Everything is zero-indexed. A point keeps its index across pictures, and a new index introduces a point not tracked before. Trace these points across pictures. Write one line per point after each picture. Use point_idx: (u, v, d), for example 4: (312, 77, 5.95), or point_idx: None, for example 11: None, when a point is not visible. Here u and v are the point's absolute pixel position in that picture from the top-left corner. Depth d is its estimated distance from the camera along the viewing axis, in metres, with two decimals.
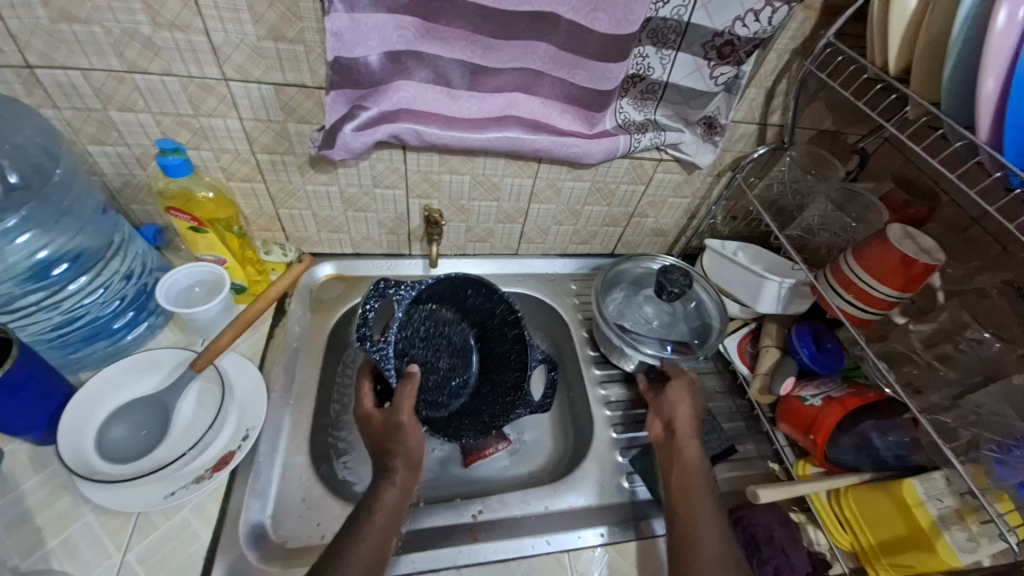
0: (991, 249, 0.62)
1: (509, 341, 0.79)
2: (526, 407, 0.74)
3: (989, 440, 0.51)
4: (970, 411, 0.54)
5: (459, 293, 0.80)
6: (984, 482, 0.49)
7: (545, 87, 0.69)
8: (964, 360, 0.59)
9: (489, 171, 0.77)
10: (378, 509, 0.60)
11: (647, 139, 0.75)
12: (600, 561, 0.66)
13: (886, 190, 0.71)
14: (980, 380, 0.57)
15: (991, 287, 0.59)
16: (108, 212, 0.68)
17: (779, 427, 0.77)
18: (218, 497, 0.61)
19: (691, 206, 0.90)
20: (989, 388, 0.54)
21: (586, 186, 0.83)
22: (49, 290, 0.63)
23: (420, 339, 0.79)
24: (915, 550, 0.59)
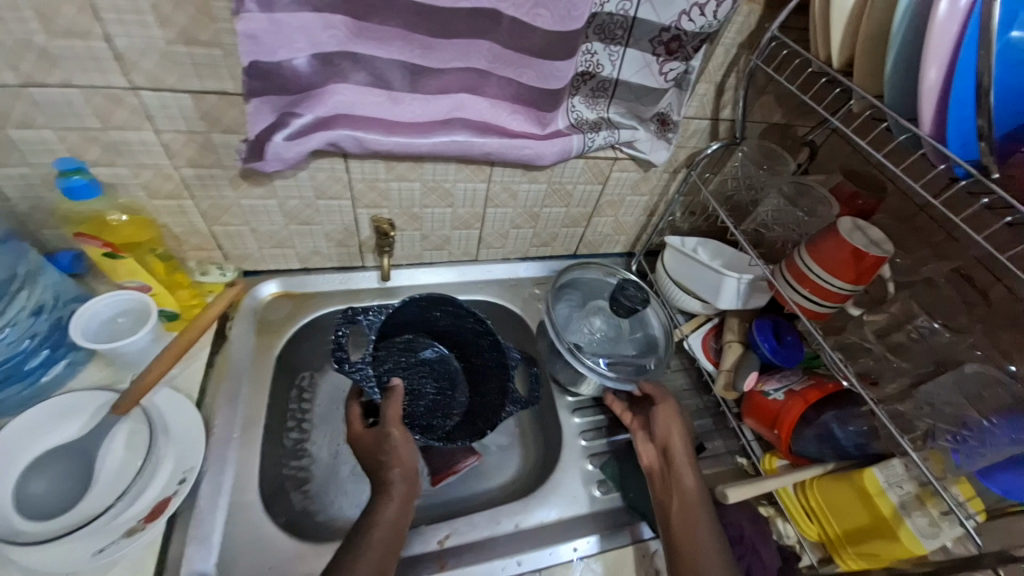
0: (936, 236, 0.64)
1: (485, 348, 0.77)
2: (515, 404, 0.72)
3: (944, 430, 0.52)
4: (924, 401, 0.55)
5: (426, 315, 0.78)
6: (943, 469, 0.51)
7: (492, 87, 0.66)
8: (916, 348, 0.60)
9: (440, 176, 0.73)
10: (377, 524, 0.57)
11: (600, 138, 0.73)
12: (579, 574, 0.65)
13: (835, 181, 0.71)
14: (934, 369, 0.57)
15: (940, 276, 0.62)
16: (9, 241, 0.61)
17: (745, 422, 0.77)
18: (155, 549, 0.56)
19: (649, 203, 0.89)
20: (943, 378, 0.55)
21: (542, 187, 0.81)
22: None
23: (402, 368, 0.78)
24: (880, 539, 0.60)
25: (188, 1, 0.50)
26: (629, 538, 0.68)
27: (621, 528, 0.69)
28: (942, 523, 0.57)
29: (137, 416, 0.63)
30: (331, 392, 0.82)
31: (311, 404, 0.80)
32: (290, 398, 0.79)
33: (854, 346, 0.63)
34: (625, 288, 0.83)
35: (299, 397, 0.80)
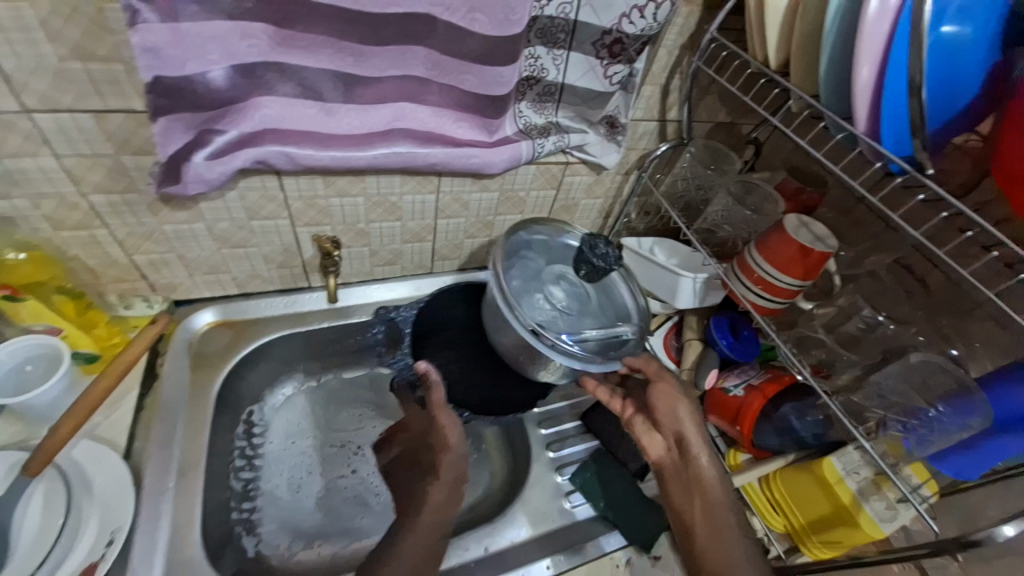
0: (875, 227, 0.66)
1: None
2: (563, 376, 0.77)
3: (893, 418, 0.53)
4: (874, 392, 0.56)
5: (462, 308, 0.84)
6: (900, 455, 0.52)
7: (433, 95, 0.63)
8: (862, 339, 0.62)
9: (385, 190, 0.70)
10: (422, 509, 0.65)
11: (550, 143, 0.71)
12: None
13: (780, 179, 0.73)
14: (880, 360, 0.59)
15: (881, 267, 0.64)
16: None
17: (709, 419, 0.77)
18: None
19: (604, 206, 0.89)
20: (890, 368, 0.57)
21: (494, 196, 0.79)
22: None
23: None
24: (842, 527, 0.61)
25: (79, 12, 0.45)
26: (603, 550, 0.67)
27: (595, 540, 0.67)
28: (898, 506, 0.58)
29: (51, 474, 0.57)
30: (287, 424, 0.84)
31: (267, 440, 0.81)
32: (241, 436, 0.78)
33: (805, 341, 0.64)
34: (595, 245, 0.70)
35: (254, 433, 0.80)
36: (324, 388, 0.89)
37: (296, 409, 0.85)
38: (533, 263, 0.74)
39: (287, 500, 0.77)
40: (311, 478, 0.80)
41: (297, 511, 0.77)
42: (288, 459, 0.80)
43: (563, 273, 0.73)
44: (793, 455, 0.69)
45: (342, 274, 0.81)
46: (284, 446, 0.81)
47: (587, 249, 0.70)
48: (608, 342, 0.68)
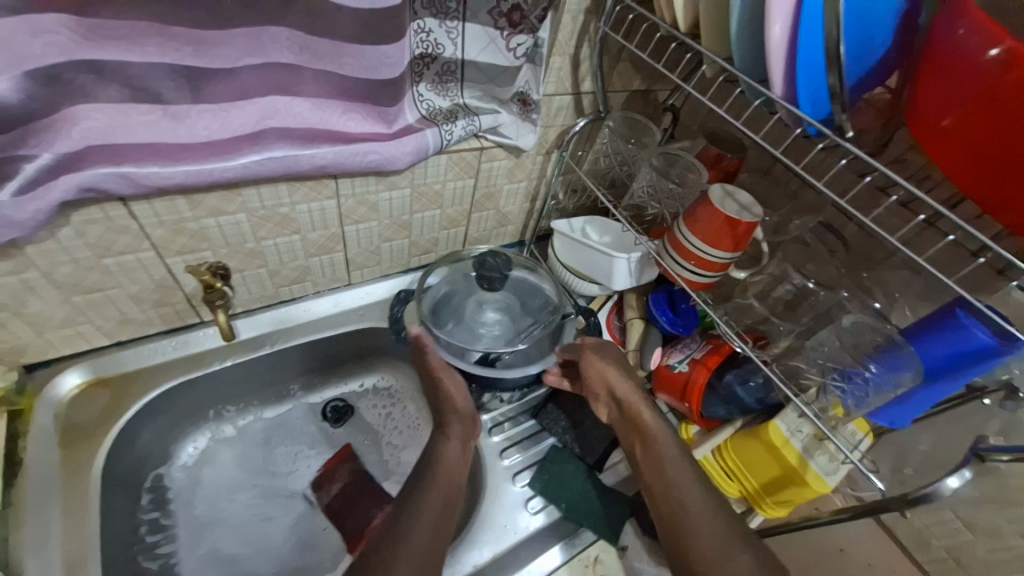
0: (792, 185, 0.67)
1: None
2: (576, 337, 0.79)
3: (831, 369, 0.54)
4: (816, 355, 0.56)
5: None
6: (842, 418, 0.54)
7: (308, 84, 0.53)
8: (798, 304, 0.62)
9: (271, 201, 0.60)
10: (432, 487, 0.60)
11: (459, 128, 0.64)
12: None
13: (700, 146, 0.70)
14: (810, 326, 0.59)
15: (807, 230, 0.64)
16: None
17: (659, 397, 0.76)
18: None
19: (530, 188, 0.83)
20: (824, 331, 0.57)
21: (405, 193, 0.70)
22: None
23: None
24: (793, 487, 0.61)
25: None
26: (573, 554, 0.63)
27: (563, 544, 0.64)
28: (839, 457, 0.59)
29: None
30: (219, 486, 0.74)
31: (197, 506, 0.71)
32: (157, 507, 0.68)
33: (734, 316, 0.64)
34: (483, 260, 0.73)
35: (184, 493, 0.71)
36: (251, 439, 0.78)
37: (225, 468, 0.75)
38: (452, 300, 0.76)
39: (235, 560, 0.69)
40: (259, 533, 0.72)
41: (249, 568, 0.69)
42: (227, 519, 0.72)
43: (479, 297, 0.76)
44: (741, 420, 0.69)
45: (238, 302, 0.70)
46: (208, 507, 0.72)
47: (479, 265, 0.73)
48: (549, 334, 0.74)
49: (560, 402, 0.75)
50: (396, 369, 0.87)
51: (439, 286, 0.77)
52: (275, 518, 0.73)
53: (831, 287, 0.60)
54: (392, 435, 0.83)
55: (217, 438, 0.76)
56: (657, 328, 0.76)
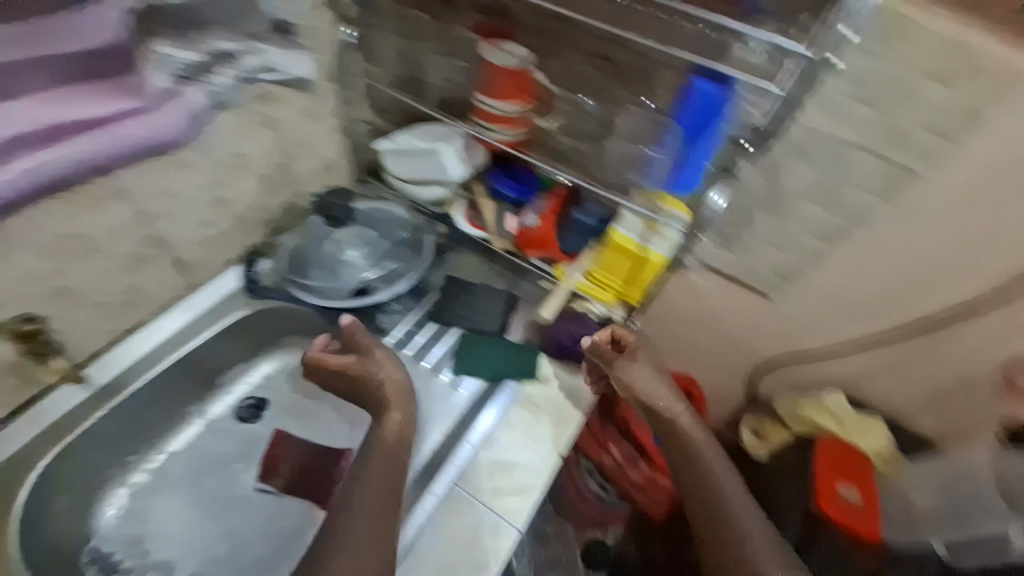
0: (556, 28, 0.64)
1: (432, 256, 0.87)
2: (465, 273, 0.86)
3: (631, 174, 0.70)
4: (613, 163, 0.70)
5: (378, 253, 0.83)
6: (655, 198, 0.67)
7: (24, 79, 0.47)
8: (589, 129, 0.70)
9: (52, 227, 0.54)
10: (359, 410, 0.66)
11: (224, 77, 0.62)
12: (488, 462, 0.67)
13: (469, 15, 0.68)
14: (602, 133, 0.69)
15: (583, 61, 0.65)
16: None
17: (530, 257, 0.83)
18: None
19: (336, 122, 0.83)
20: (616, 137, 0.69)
21: (204, 167, 0.67)
22: None
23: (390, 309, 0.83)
24: (643, 270, 0.73)
25: None
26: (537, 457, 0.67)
27: (500, 398, 0.72)
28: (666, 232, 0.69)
29: None
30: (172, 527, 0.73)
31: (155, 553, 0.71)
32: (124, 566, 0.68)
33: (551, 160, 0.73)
34: (324, 201, 0.79)
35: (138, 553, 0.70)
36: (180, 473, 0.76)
37: (164, 511, 0.73)
38: (307, 249, 0.76)
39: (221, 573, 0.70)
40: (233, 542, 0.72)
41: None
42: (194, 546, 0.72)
43: (334, 236, 0.77)
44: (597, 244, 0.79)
45: (75, 349, 0.66)
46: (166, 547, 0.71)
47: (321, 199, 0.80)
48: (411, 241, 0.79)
49: (451, 294, 0.81)
50: (290, 347, 0.85)
51: (290, 240, 0.78)
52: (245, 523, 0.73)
53: (611, 104, 0.67)
54: (318, 407, 0.82)
55: (134, 491, 0.74)
56: (505, 200, 0.83)
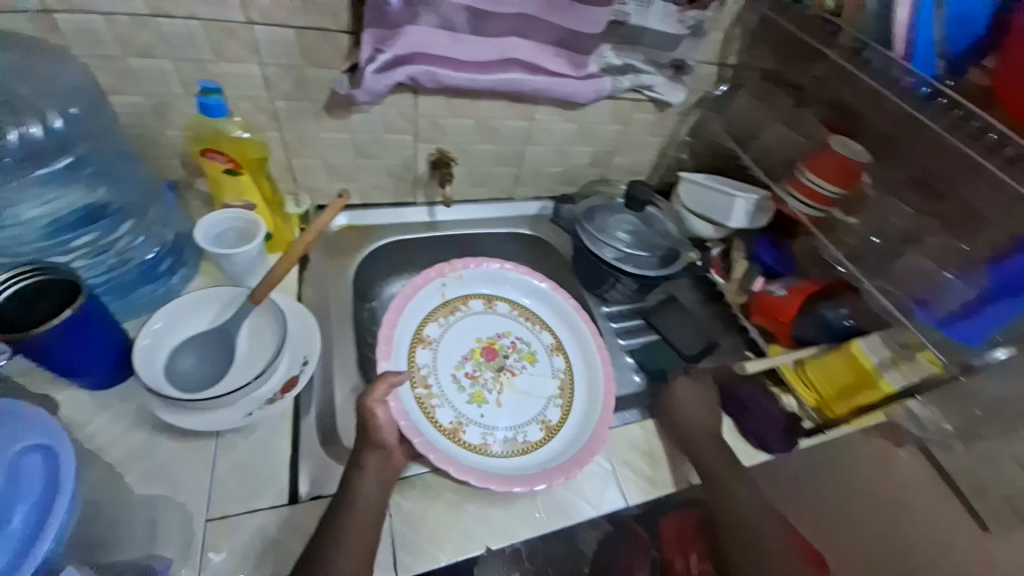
0: (891, 150, 0.72)
1: None
2: None
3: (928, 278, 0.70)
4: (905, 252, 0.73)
5: None
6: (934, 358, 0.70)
7: (538, 31, 0.73)
8: (936, 241, 0.69)
9: (491, 114, 0.82)
10: None
11: (627, 81, 0.83)
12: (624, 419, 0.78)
13: (824, 111, 0.81)
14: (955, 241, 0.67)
15: (917, 179, 0.70)
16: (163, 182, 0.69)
17: (753, 320, 0.89)
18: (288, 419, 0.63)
19: (660, 145, 0.99)
20: (918, 252, 0.71)
21: (574, 127, 0.90)
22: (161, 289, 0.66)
23: None
24: (862, 391, 0.75)
25: (291, 74, 0.67)
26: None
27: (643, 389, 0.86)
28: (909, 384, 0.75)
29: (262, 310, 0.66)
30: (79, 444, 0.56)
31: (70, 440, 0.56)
32: (39, 436, 0.43)
33: (829, 257, 0.82)
34: (634, 190, 0.88)
35: (52, 425, 0.44)
36: (211, 337, 0.63)
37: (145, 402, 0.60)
38: (599, 218, 0.92)
39: (158, 498, 0.55)
40: (167, 478, 0.56)
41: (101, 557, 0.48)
42: (162, 450, 0.58)
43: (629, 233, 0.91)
44: (828, 344, 0.81)
45: (393, 194, 0.89)
46: (93, 433, 0.57)
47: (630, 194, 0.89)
48: (665, 255, 0.90)
49: (664, 314, 0.90)
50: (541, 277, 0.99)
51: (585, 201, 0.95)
52: (249, 485, 0.57)
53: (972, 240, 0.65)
54: None
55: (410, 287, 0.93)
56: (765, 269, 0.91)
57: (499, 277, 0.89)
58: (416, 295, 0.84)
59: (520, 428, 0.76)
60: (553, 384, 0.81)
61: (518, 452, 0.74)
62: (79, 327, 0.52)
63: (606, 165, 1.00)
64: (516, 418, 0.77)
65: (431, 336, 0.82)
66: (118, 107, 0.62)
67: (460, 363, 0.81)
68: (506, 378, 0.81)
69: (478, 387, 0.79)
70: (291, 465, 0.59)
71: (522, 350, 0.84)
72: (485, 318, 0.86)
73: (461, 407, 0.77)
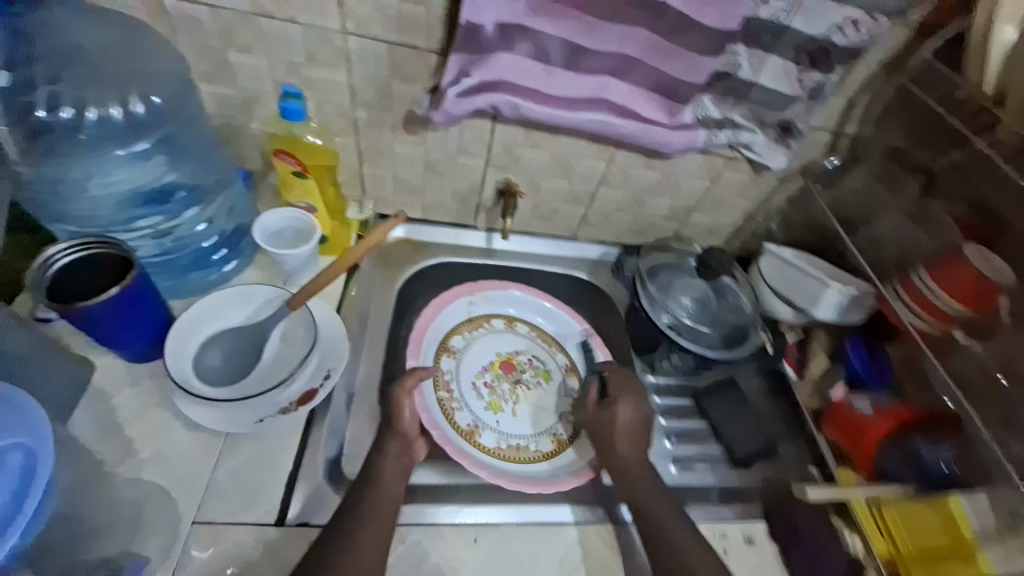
0: None
1: None
2: None
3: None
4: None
5: None
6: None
7: (638, 74, 0.68)
8: None
9: (570, 151, 0.77)
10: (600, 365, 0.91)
11: (725, 136, 0.75)
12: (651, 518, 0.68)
13: (958, 211, 0.70)
14: None
15: None
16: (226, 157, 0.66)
17: (825, 433, 0.78)
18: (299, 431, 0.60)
19: (750, 209, 0.90)
20: None
21: (657, 176, 0.83)
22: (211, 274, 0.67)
23: None
24: (953, 561, 0.61)
25: (377, 85, 0.66)
26: None
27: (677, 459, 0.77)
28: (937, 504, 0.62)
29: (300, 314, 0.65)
30: (102, 415, 0.57)
31: (93, 409, 0.57)
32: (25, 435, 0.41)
33: (939, 384, 0.70)
34: (707, 255, 0.80)
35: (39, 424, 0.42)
36: (245, 334, 0.62)
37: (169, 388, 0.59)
38: (664, 278, 0.85)
39: (158, 488, 0.54)
40: (171, 469, 0.55)
41: (87, 544, 0.47)
42: (171, 437, 0.57)
43: (691, 300, 0.83)
44: (915, 488, 0.67)
45: (455, 214, 0.87)
46: (116, 405, 0.58)
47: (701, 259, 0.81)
48: (731, 337, 0.80)
49: (720, 399, 0.81)
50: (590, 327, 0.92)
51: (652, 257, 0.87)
52: (244, 495, 0.55)
53: None
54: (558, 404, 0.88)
55: None
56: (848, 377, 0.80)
57: (520, 295, 0.86)
58: (449, 302, 0.81)
59: (533, 438, 0.74)
60: (566, 404, 0.78)
61: (527, 460, 0.72)
62: (124, 301, 0.52)
63: (685, 220, 0.92)
64: (529, 428, 0.75)
65: (457, 345, 0.79)
66: (212, 95, 0.64)
67: (479, 373, 0.78)
68: (521, 391, 0.78)
69: (495, 396, 0.76)
70: (288, 484, 0.57)
71: (539, 368, 0.81)
72: (507, 335, 0.83)
73: (476, 412, 0.74)
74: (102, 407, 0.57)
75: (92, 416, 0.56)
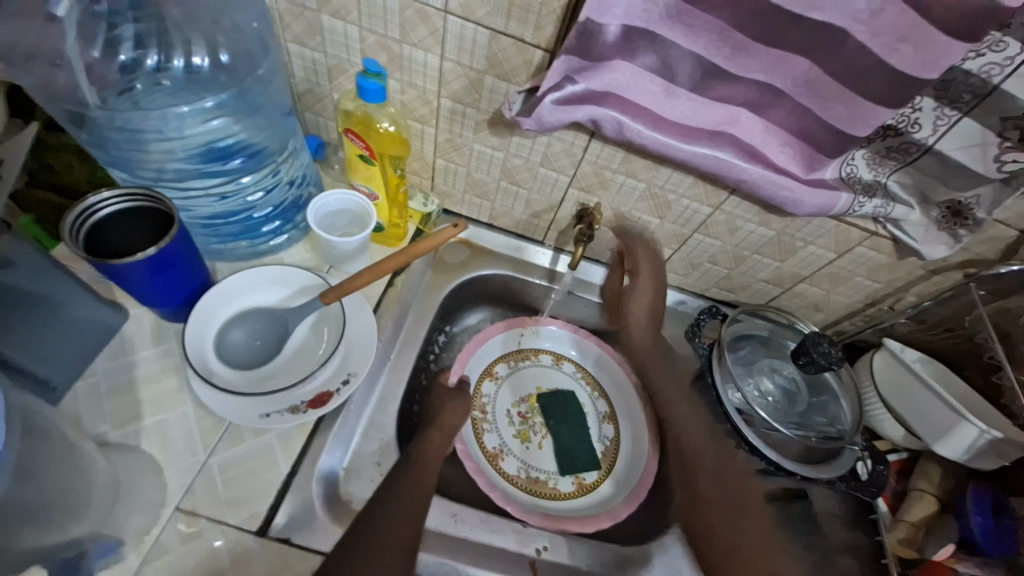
0: None
1: None
2: None
3: None
4: None
5: None
6: None
7: (780, 113, 0.54)
8: None
9: (670, 185, 0.66)
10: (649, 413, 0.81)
11: (871, 206, 0.60)
12: None
13: None
14: None
15: None
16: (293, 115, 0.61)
17: None
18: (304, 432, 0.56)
19: (877, 293, 0.73)
20: None
21: (769, 234, 0.69)
22: (259, 242, 0.64)
23: None
24: None
25: (468, 76, 0.58)
26: None
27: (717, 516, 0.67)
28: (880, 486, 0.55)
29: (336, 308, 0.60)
30: (122, 369, 0.55)
31: (115, 360, 0.56)
32: None
33: None
34: (813, 342, 0.65)
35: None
36: (274, 314, 0.59)
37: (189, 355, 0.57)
38: (747, 351, 0.72)
39: (151, 461, 0.51)
40: (170, 444, 0.53)
41: None
42: (179, 410, 0.54)
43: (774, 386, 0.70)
44: None
45: (524, 227, 0.78)
46: (137, 360, 0.56)
47: (808, 343, 0.66)
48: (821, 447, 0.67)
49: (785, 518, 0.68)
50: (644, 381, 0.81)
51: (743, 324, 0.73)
52: (233, 492, 0.51)
53: None
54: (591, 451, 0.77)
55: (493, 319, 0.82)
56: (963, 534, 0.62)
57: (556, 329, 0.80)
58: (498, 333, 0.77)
59: (555, 475, 0.71)
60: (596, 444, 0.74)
61: (544, 495, 0.69)
62: (156, 265, 0.49)
63: (788, 289, 0.77)
64: (553, 464, 0.71)
65: (501, 372, 0.76)
66: (297, 57, 0.60)
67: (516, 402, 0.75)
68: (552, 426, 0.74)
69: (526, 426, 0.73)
70: (279, 491, 0.52)
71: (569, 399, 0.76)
72: (541, 368, 0.78)
73: (508, 441, 0.71)
74: (124, 361, 0.56)
75: (113, 368, 0.55)
